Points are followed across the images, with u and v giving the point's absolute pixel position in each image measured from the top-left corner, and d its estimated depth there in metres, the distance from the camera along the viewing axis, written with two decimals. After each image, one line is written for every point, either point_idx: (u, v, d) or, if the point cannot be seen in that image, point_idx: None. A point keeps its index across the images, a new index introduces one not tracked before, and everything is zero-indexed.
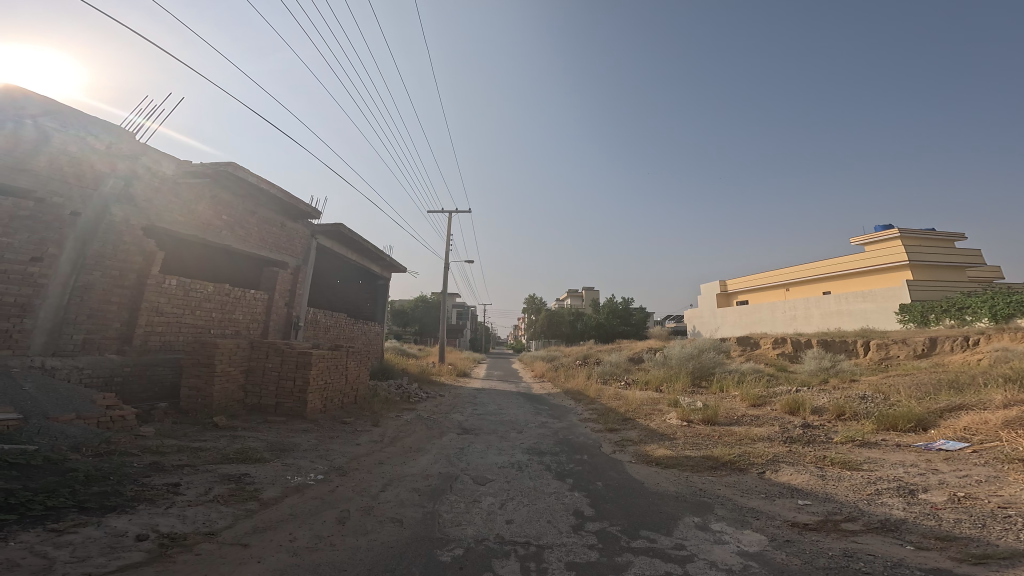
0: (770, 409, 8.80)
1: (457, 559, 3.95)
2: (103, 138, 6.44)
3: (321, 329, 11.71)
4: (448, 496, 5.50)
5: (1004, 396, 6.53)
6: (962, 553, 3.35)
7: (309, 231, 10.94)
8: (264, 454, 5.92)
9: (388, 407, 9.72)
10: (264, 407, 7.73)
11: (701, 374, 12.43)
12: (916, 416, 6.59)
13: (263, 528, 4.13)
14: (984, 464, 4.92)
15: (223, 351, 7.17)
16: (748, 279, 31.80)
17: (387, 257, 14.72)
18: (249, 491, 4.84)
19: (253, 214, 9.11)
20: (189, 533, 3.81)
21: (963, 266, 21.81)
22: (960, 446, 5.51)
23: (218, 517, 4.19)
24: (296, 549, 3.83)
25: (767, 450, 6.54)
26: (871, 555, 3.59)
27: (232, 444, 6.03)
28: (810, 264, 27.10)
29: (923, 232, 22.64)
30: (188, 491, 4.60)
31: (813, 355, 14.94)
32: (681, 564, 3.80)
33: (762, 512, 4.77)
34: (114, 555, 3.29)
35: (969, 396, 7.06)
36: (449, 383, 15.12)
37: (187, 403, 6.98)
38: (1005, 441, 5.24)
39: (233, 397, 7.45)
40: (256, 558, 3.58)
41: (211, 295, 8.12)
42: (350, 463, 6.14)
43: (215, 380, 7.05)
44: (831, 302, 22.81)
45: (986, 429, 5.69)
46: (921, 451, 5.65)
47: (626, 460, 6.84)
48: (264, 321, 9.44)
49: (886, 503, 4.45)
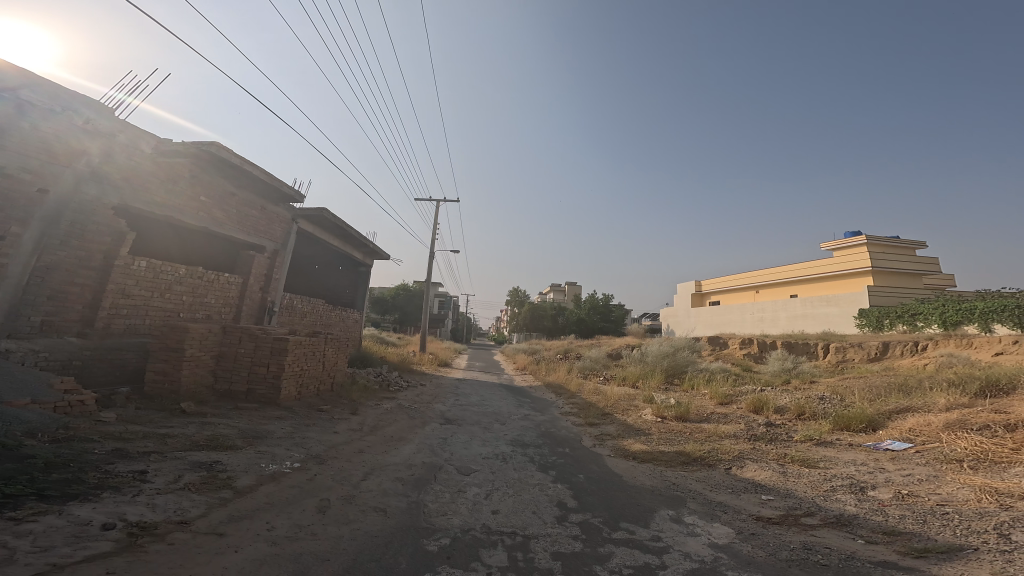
0: (737, 407, 9.31)
1: (445, 548, 4.05)
2: (83, 114, 5.97)
3: (298, 315, 11.35)
4: (433, 486, 5.56)
5: (946, 399, 7.18)
6: (906, 547, 3.72)
7: (289, 215, 10.44)
8: (236, 442, 5.74)
9: (367, 396, 9.59)
10: (235, 394, 7.44)
11: (674, 372, 12.96)
12: (868, 418, 7.15)
13: (239, 516, 4.05)
14: (925, 464, 5.40)
15: (194, 335, 6.84)
16: (722, 280, 33.09)
17: (370, 244, 14.28)
18: (222, 479, 4.70)
19: (233, 196, 8.62)
20: (162, 521, 3.70)
21: (918, 274, 23.47)
22: (905, 447, 6.03)
23: (190, 505, 4.06)
24: (276, 539, 3.79)
25: (733, 447, 6.95)
26: (828, 548, 3.95)
27: (202, 431, 5.79)
28: (780, 267, 28.46)
29: (884, 240, 24.06)
30: (156, 479, 4.41)
31: (778, 356, 15.85)
32: (659, 556, 4.03)
33: (729, 506, 5.12)
34: (81, 545, 3.16)
35: (915, 398, 7.73)
36: (430, 373, 15.10)
37: (153, 389, 6.62)
38: (944, 442, 5.77)
39: (203, 383, 7.13)
40: (234, 547, 3.53)
41: (183, 278, 7.71)
42: (328, 452, 6.05)
43: (183, 365, 6.70)
44: (798, 305, 24.16)
45: (929, 431, 6.23)
46: (870, 451, 6.17)
47: (606, 454, 7.12)
48: (236, 305, 9.04)
49: (839, 500, 4.87)
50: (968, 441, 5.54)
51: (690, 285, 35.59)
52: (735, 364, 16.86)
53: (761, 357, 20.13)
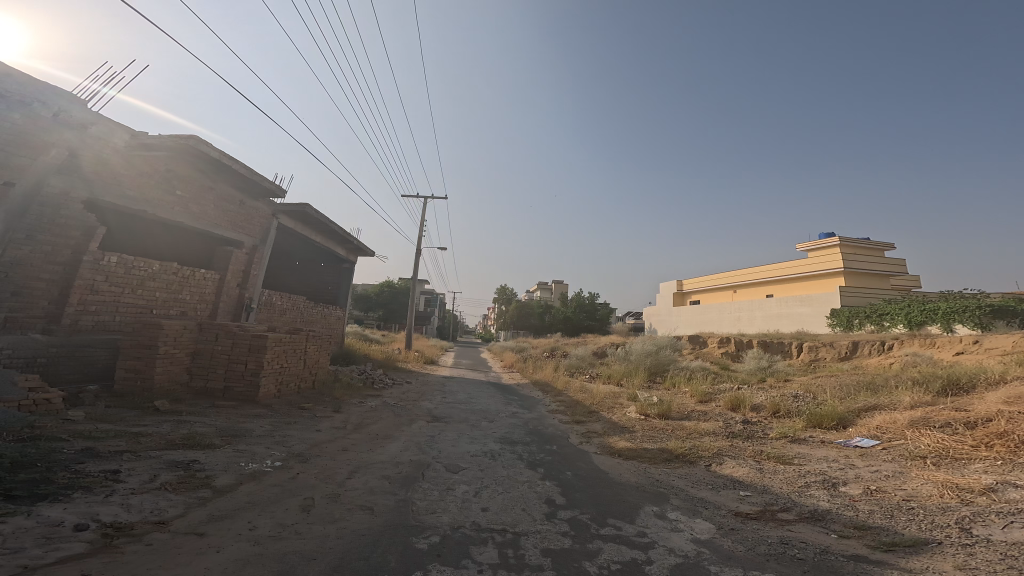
0: (715, 405, 9.57)
1: (434, 546, 4.02)
2: (51, 104, 5.68)
3: (276, 312, 10.97)
4: (421, 484, 5.50)
5: (910, 398, 7.58)
6: (875, 541, 3.92)
7: (270, 210, 10.04)
8: (215, 440, 4.84)
9: (351, 394, 8.90)
10: (212, 392, 6.80)
11: (657, 371, 13.23)
12: (838, 415, 7.46)
13: (220, 516, 3.61)
14: (892, 460, 5.57)
15: (168, 332, 6.28)
16: (703, 279, 33.92)
17: (354, 240, 13.90)
18: (201, 478, 4.00)
19: (211, 190, 8.23)
20: (137, 521, 3.23)
21: (885, 275, 24.64)
22: (872, 444, 6.25)
23: (170, 504, 3.51)
24: (259, 537, 3.56)
25: (713, 444, 7.13)
26: (804, 542, 4.13)
27: (178, 428, 4.99)
28: (758, 267, 29.36)
29: (854, 243, 25.12)
30: (130, 479, 3.71)
31: (755, 354, 16.39)
32: (645, 552, 4.12)
33: (710, 502, 5.27)
34: (53, 546, 2.79)
35: (883, 397, 8.15)
36: (416, 371, 14.89)
37: (122, 386, 6.09)
38: (909, 440, 5.97)
39: (178, 380, 6.52)
40: (216, 547, 3.25)
41: (157, 273, 7.28)
42: (312, 449, 5.31)
43: (157, 363, 6.16)
44: (773, 305, 25.08)
45: (895, 429, 6.48)
46: (841, 448, 6.37)
47: (593, 451, 7.22)
48: (212, 302, 8.64)
49: (813, 495, 5.03)
50: (931, 438, 5.74)
51: (672, 284, 36.35)
52: (715, 362, 17.35)
53: (739, 355, 20.76)
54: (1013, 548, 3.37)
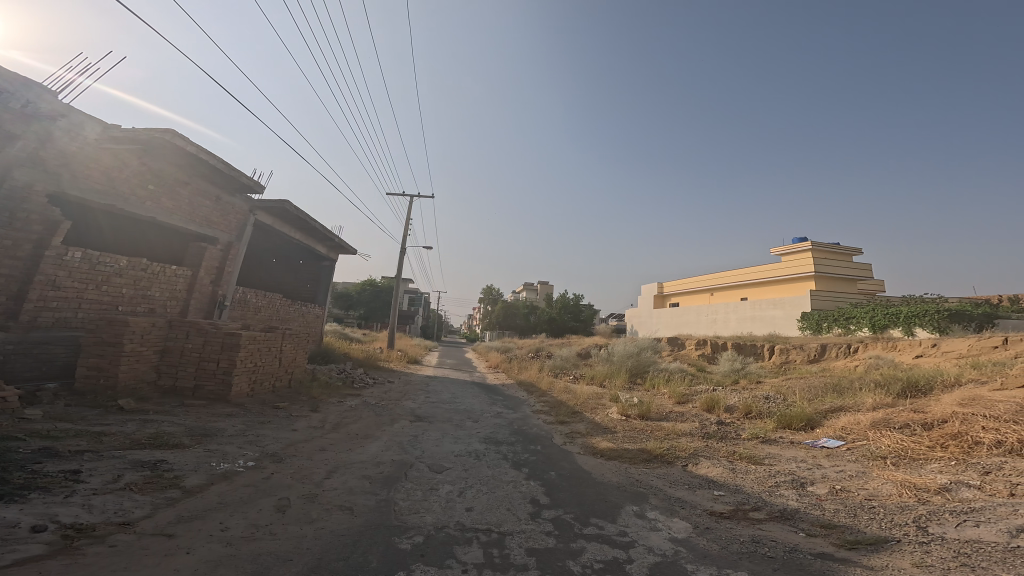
0: (692, 406, 9.73)
1: (417, 545, 4.03)
2: (19, 95, 5.51)
3: (251, 309, 10.75)
4: (404, 484, 5.49)
5: (873, 399, 7.79)
6: (841, 539, 4.02)
7: (247, 206, 9.85)
8: (183, 440, 4.75)
9: (328, 393, 8.79)
10: (181, 391, 6.66)
11: (637, 372, 13.41)
12: (807, 417, 7.64)
13: (190, 516, 3.55)
14: (855, 461, 5.71)
15: (135, 329, 6.09)
16: (682, 282, 34.44)
17: (335, 237, 13.73)
18: (169, 478, 3.91)
19: (186, 185, 8.04)
20: (99, 522, 3.15)
21: (856, 279, 25.09)
22: (838, 444, 6.40)
23: (134, 506, 3.42)
24: (231, 538, 3.51)
25: (690, 445, 7.23)
26: (774, 541, 4.23)
27: (144, 428, 4.86)
28: (735, 271, 29.90)
29: (826, 248, 25.73)
30: (92, 479, 3.63)
31: (728, 356, 16.72)
32: (626, 550, 4.19)
33: (686, 501, 5.38)
34: (7, 549, 2.70)
35: (847, 398, 8.36)
36: (398, 370, 14.79)
37: (85, 384, 5.85)
38: (871, 440, 6.15)
39: (144, 379, 6.37)
40: (185, 549, 3.20)
41: (124, 269, 7.06)
42: (286, 449, 5.22)
43: (122, 362, 5.94)
44: (747, 307, 25.70)
45: (859, 430, 6.64)
46: (809, 448, 6.52)
47: (576, 451, 7.30)
48: (184, 299, 8.44)
49: (783, 494, 5.10)
50: (891, 439, 5.91)
51: (653, 287, 36.79)
52: (692, 364, 17.62)
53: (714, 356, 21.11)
54: (965, 545, 3.44)
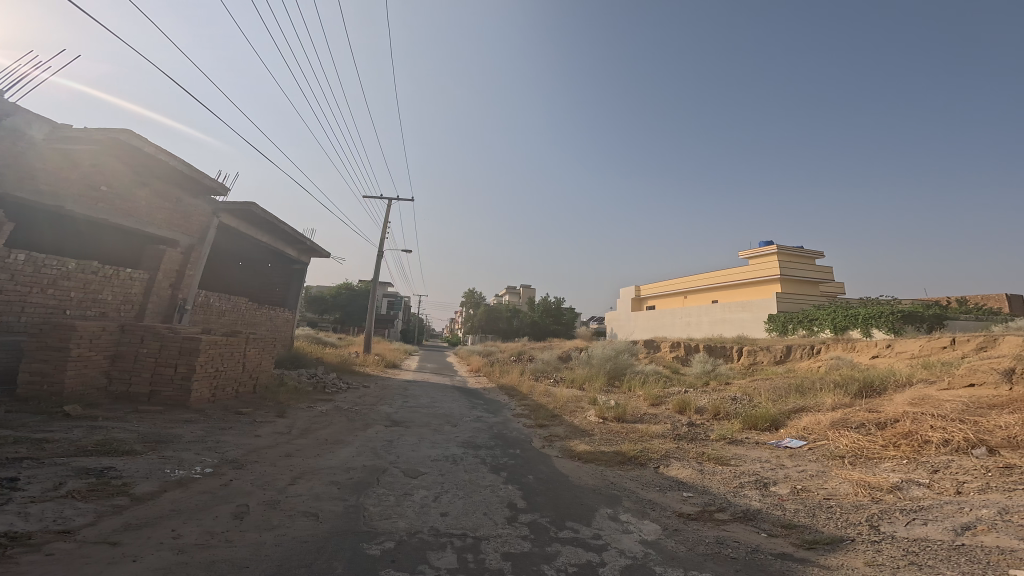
0: (665, 408, 9.78)
1: (388, 551, 3.98)
2: None
3: (214, 313, 10.58)
4: (375, 490, 5.41)
5: (832, 399, 7.93)
6: (800, 539, 4.05)
7: (211, 209, 9.73)
8: (135, 446, 4.64)
9: (297, 398, 8.67)
10: (135, 397, 6.52)
11: (615, 375, 13.48)
12: (771, 417, 7.72)
13: (139, 524, 3.47)
14: (815, 461, 5.78)
15: (83, 334, 5.95)
16: (656, 286, 34.75)
17: (306, 240, 13.55)
18: (115, 485, 3.82)
19: (143, 186, 7.92)
20: (35, 530, 3.06)
21: (818, 283, 25.32)
22: (800, 444, 6.46)
23: (74, 513, 3.34)
24: (183, 546, 3.42)
25: (662, 447, 7.27)
26: (737, 542, 4.25)
27: (91, 435, 4.74)
28: (705, 274, 30.29)
29: (791, 252, 26.16)
30: (30, 486, 3.52)
31: (701, 358, 16.86)
32: (599, 553, 4.19)
33: (657, 504, 5.38)
34: None
35: (808, 398, 8.50)
36: (374, 374, 14.65)
37: (28, 390, 5.69)
38: (830, 439, 6.23)
39: (93, 384, 6.20)
40: (131, 557, 3.12)
41: (72, 273, 6.87)
42: (248, 456, 5.13)
43: (69, 366, 5.80)
44: (718, 310, 25.99)
45: (819, 430, 6.73)
46: (773, 448, 6.58)
47: (554, 455, 7.28)
48: (140, 302, 8.18)
49: (746, 495, 5.15)
50: (848, 438, 6.01)
51: (631, 290, 37.03)
52: (665, 366, 17.77)
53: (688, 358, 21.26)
54: (913, 544, 3.51)
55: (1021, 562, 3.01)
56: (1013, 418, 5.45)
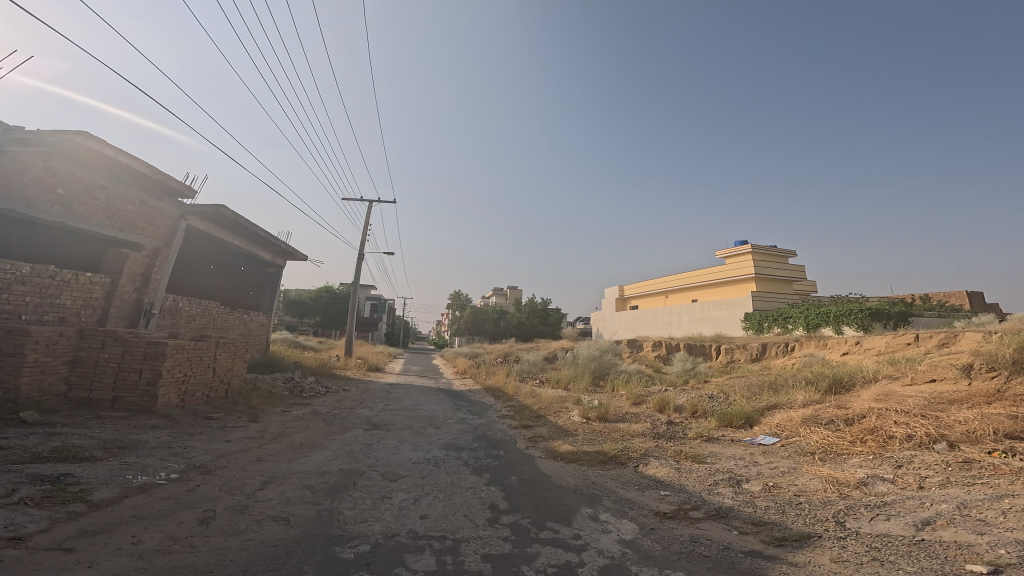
0: (646, 407, 9.82)
1: (362, 555, 3.93)
2: None
3: (182, 317, 10.46)
4: (351, 494, 5.34)
5: (803, 396, 7.99)
6: (770, 536, 4.04)
7: (179, 211, 9.65)
8: (94, 453, 4.56)
9: (272, 403, 8.59)
10: (96, 403, 6.41)
11: (599, 375, 13.50)
12: (746, 415, 7.77)
13: (95, 530, 3.39)
14: (788, 457, 5.80)
15: (38, 339, 5.87)
16: (639, 285, 34.94)
17: (280, 244, 13.49)
18: (71, 491, 3.75)
19: (103, 189, 7.83)
20: None
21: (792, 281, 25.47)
22: (772, 441, 6.49)
23: (25, 520, 3.27)
24: (143, 551, 3.34)
25: (641, 445, 7.28)
26: (709, 540, 4.25)
27: (47, 442, 4.64)
28: (684, 274, 30.49)
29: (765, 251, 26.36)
30: None
31: (682, 357, 16.93)
32: (578, 554, 4.16)
33: (635, 502, 5.37)
34: None
35: (781, 395, 8.55)
36: (355, 377, 14.56)
37: None
38: (801, 436, 6.25)
39: (51, 391, 6.09)
40: (86, 562, 3.05)
41: (27, 277, 6.73)
42: (216, 461, 5.06)
43: (24, 372, 5.70)
44: (697, 309, 26.13)
45: (791, 426, 6.77)
46: (747, 446, 6.60)
47: (537, 455, 7.27)
48: (102, 307, 8.01)
49: (719, 493, 5.16)
50: (818, 435, 6.04)
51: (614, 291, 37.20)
52: (644, 365, 17.86)
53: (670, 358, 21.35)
54: (876, 539, 3.53)
55: (977, 556, 3.03)
56: (972, 412, 5.53)
